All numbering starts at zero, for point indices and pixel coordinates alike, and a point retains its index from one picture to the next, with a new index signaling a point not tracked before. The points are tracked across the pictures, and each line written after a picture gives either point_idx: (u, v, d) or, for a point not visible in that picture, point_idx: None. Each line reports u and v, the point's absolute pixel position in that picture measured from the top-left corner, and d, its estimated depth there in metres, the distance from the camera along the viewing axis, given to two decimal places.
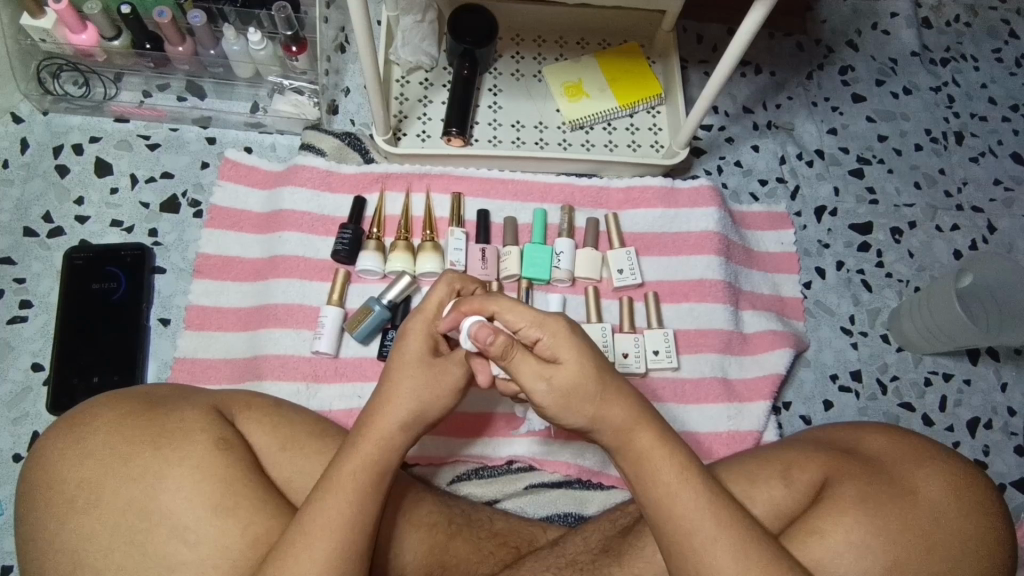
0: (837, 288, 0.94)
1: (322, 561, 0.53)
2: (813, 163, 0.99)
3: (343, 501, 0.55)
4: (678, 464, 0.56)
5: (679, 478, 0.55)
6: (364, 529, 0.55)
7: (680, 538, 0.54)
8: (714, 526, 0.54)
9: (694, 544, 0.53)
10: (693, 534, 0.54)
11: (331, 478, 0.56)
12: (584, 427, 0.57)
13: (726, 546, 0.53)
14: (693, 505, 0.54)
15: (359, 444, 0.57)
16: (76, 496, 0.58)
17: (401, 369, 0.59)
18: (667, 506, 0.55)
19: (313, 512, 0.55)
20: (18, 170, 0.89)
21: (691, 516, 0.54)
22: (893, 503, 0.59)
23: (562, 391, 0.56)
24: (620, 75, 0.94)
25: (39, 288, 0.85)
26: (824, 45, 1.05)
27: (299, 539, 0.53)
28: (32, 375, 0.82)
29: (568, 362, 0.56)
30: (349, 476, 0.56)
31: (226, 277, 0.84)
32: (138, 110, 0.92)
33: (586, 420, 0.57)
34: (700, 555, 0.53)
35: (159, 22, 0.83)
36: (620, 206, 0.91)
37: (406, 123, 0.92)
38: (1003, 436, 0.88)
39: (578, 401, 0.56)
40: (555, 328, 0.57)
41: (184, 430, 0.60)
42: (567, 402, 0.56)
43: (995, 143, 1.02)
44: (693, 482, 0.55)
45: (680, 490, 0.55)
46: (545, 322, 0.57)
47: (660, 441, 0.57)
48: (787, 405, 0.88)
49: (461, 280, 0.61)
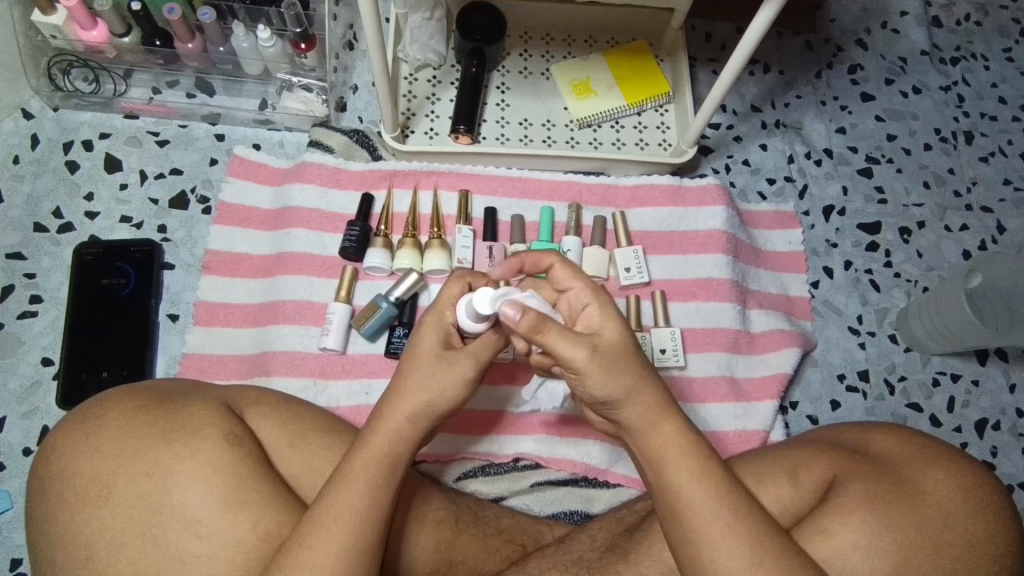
0: (845, 287, 0.94)
1: (333, 554, 0.53)
2: (822, 162, 0.99)
3: (353, 493, 0.55)
4: (692, 458, 0.55)
5: (693, 471, 0.55)
6: (375, 521, 0.55)
7: (691, 530, 0.54)
8: (727, 517, 0.54)
9: (706, 541, 0.53)
10: (708, 525, 0.53)
11: (340, 473, 0.56)
12: (614, 400, 0.56)
13: (739, 535, 0.53)
14: (703, 504, 0.54)
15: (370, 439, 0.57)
16: (88, 490, 0.58)
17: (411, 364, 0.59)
18: (680, 498, 0.54)
19: (323, 506, 0.55)
20: (28, 166, 0.90)
21: (705, 506, 0.54)
22: (901, 503, 0.59)
23: (605, 359, 0.54)
24: (628, 73, 0.94)
25: (49, 283, 0.86)
26: (834, 44, 1.05)
27: (309, 532, 0.54)
28: (42, 369, 0.83)
29: (610, 332, 0.56)
30: (357, 472, 0.56)
31: (235, 273, 0.85)
32: (148, 106, 0.92)
33: (622, 393, 0.55)
34: (713, 545, 0.53)
35: (170, 18, 0.83)
36: (628, 204, 0.91)
37: (414, 120, 0.92)
38: (1012, 437, 0.88)
39: (618, 373, 0.55)
40: (603, 301, 0.57)
41: (194, 425, 0.61)
42: (610, 370, 0.54)
43: (1005, 143, 1.02)
44: (708, 474, 0.55)
45: (694, 482, 0.54)
46: (595, 294, 0.57)
47: (676, 432, 0.56)
48: (793, 404, 0.88)
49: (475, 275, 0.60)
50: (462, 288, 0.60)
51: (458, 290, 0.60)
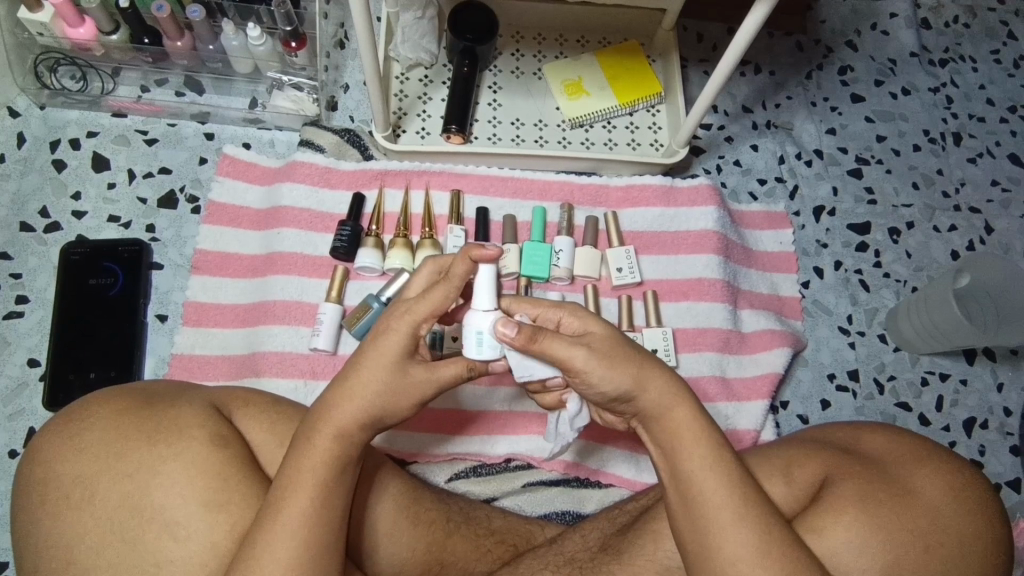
0: (835, 287, 0.94)
1: (294, 554, 0.52)
2: (812, 163, 0.99)
3: (308, 498, 0.54)
4: (710, 444, 0.55)
5: (710, 456, 0.55)
6: (337, 524, 0.55)
7: (703, 516, 0.54)
8: (740, 503, 0.54)
9: (718, 526, 0.53)
10: (720, 511, 0.53)
11: (321, 480, 0.54)
12: (623, 393, 0.55)
13: (750, 524, 0.53)
14: (720, 488, 0.54)
15: (330, 431, 0.55)
16: (70, 492, 0.58)
17: (366, 360, 0.56)
18: (696, 484, 0.54)
19: (281, 504, 0.54)
20: (14, 165, 0.89)
21: (720, 493, 0.54)
22: (893, 502, 0.59)
23: (603, 354, 0.54)
24: (620, 74, 0.94)
25: (36, 283, 0.85)
26: (824, 45, 1.05)
27: (288, 535, 0.53)
28: (28, 370, 0.82)
29: (597, 330, 0.56)
30: (309, 474, 0.54)
31: (224, 273, 0.84)
32: (136, 105, 0.91)
33: (630, 382, 0.55)
34: (723, 532, 0.53)
35: (158, 16, 0.82)
36: (619, 204, 0.91)
37: (406, 120, 0.92)
38: (999, 436, 0.89)
39: (619, 364, 0.54)
40: (574, 309, 0.57)
41: (180, 426, 0.60)
42: (608, 364, 0.54)
43: (993, 144, 1.03)
44: (724, 461, 0.55)
45: (712, 467, 0.54)
46: (563, 303, 0.57)
47: (694, 419, 0.56)
48: (784, 404, 0.88)
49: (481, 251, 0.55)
50: (467, 268, 0.55)
51: (465, 268, 0.55)
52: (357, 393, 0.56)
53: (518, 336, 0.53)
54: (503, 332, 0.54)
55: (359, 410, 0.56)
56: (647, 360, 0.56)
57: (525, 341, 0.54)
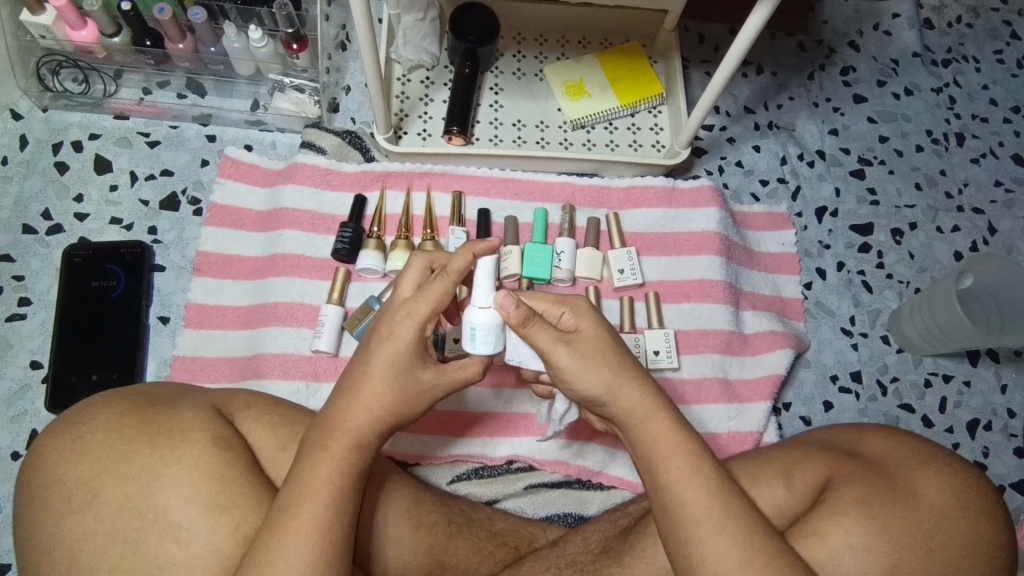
0: (838, 288, 0.94)
1: (306, 561, 0.52)
2: (815, 164, 0.99)
3: (311, 507, 0.53)
4: (695, 452, 0.55)
5: (688, 469, 0.54)
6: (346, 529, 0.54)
7: (685, 528, 0.53)
8: (720, 515, 0.53)
9: (700, 535, 0.53)
10: (699, 525, 0.53)
11: (304, 487, 0.54)
12: (609, 397, 0.56)
13: (732, 533, 0.53)
14: (703, 493, 0.54)
15: (336, 440, 0.55)
16: (73, 495, 0.58)
17: (370, 368, 0.56)
18: (674, 496, 0.54)
19: (284, 513, 0.53)
20: (17, 167, 0.89)
21: (700, 504, 0.53)
22: (894, 505, 0.59)
23: (584, 354, 0.55)
24: (621, 75, 0.94)
25: (38, 285, 0.85)
26: (826, 45, 1.05)
27: (277, 538, 0.52)
28: (31, 372, 0.82)
29: (590, 328, 0.57)
30: (313, 482, 0.54)
31: (226, 275, 0.84)
32: (138, 107, 0.91)
33: (612, 387, 0.55)
34: (704, 542, 0.53)
35: (160, 18, 0.82)
36: (621, 206, 0.91)
37: (407, 121, 0.92)
38: (1002, 437, 0.88)
39: (598, 363, 0.56)
40: (577, 305, 0.58)
41: (182, 429, 0.60)
42: (587, 362, 0.55)
43: (996, 144, 1.02)
44: (703, 471, 0.54)
45: (690, 479, 0.54)
46: (567, 299, 0.58)
47: (675, 428, 0.56)
48: (787, 405, 0.88)
49: (482, 244, 0.57)
50: (468, 262, 0.57)
51: (464, 263, 0.57)
52: (366, 401, 0.56)
53: (518, 313, 0.55)
54: (505, 307, 0.55)
55: (365, 418, 0.56)
56: (624, 372, 0.56)
57: (521, 319, 0.55)
